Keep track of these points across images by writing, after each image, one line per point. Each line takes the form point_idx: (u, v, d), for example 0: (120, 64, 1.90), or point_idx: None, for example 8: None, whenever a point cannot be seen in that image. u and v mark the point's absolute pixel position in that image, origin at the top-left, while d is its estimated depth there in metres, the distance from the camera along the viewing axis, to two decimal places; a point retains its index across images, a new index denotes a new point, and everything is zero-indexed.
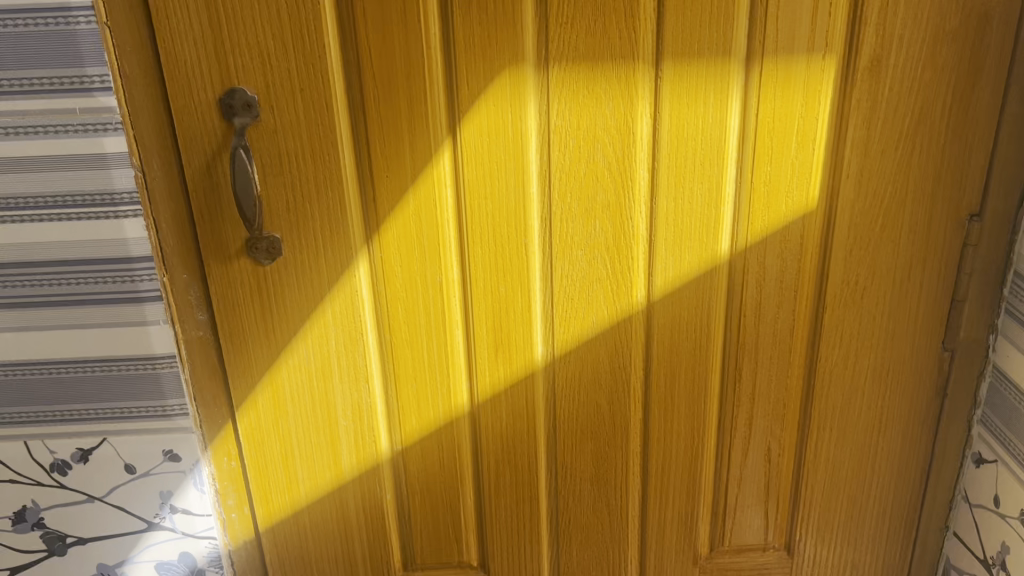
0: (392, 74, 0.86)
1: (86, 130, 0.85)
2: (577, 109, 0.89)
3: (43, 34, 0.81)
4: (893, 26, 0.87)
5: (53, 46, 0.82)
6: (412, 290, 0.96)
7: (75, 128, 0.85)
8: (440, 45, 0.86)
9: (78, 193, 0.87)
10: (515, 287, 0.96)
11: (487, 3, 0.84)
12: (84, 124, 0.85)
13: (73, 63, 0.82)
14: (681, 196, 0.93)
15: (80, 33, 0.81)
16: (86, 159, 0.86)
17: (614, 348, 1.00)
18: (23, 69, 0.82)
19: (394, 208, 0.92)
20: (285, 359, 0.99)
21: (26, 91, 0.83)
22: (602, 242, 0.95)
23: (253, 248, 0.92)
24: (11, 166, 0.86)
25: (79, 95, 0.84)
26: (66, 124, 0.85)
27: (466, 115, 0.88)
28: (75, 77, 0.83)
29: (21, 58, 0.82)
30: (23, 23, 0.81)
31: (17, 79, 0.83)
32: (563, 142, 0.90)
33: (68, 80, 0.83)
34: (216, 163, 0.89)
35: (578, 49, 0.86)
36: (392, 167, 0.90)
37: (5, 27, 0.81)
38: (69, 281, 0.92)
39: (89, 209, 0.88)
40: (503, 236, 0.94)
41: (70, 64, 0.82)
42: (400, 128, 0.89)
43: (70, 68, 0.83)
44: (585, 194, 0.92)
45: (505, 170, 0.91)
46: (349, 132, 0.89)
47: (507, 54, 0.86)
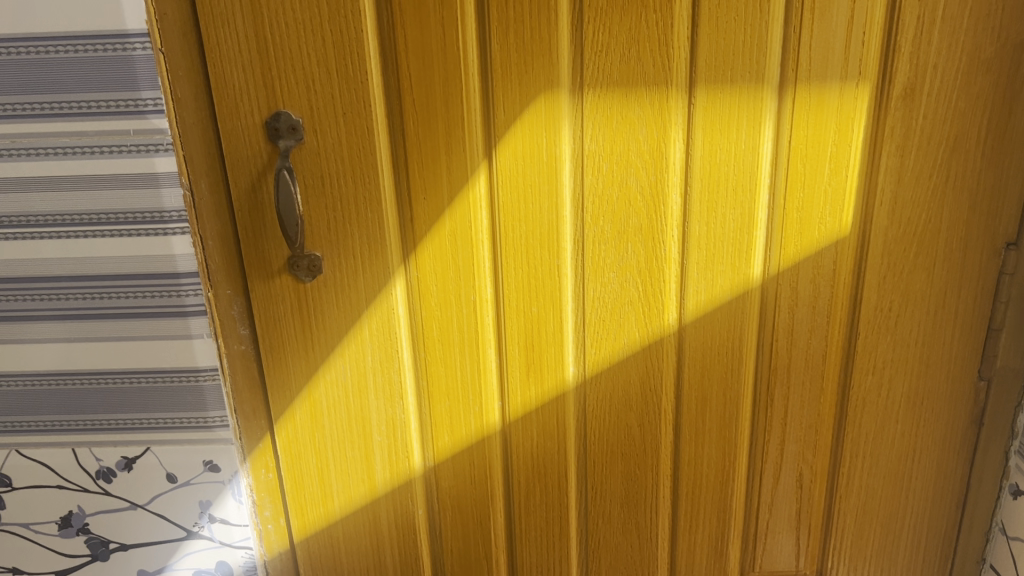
0: (431, 99, 0.89)
1: (140, 150, 0.89)
2: (610, 134, 0.90)
3: (100, 59, 0.85)
4: (927, 55, 0.87)
5: (109, 71, 0.85)
6: (446, 308, 0.99)
7: (129, 148, 0.88)
8: (479, 70, 0.88)
9: (130, 211, 0.91)
10: (547, 307, 0.98)
11: (525, 30, 0.86)
12: (137, 145, 0.88)
13: (128, 87, 0.86)
14: (713, 220, 0.94)
15: (136, 58, 0.85)
16: (138, 179, 0.90)
17: (645, 371, 1.01)
18: (81, 92, 0.86)
19: (431, 228, 0.95)
20: (322, 373, 1.02)
21: (83, 113, 0.87)
22: (634, 265, 0.96)
23: (294, 266, 0.95)
24: (68, 184, 0.90)
25: (132, 117, 0.87)
26: (120, 144, 0.88)
27: (501, 140, 0.91)
28: (130, 100, 0.87)
29: (79, 81, 0.86)
30: (82, 49, 0.84)
31: (75, 102, 0.87)
32: (597, 166, 0.92)
33: (124, 104, 0.87)
34: (261, 184, 0.92)
35: (613, 76, 0.88)
36: (430, 190, 0.93)
37: (66, 53, 0.85)
38: (120, 295, 0.95)
39: (140, 226, 0.92)
40: (537, 258, 0.96)
41: (125, 88, 0.86)
42: (437, 151, 0.91)
43: (125, 92, 0.86)
44: (618, 217, 0.94)
45: (540, 194, 0.93)
46: (388, 155, 0.92)
47: (543, 80, 0.88)
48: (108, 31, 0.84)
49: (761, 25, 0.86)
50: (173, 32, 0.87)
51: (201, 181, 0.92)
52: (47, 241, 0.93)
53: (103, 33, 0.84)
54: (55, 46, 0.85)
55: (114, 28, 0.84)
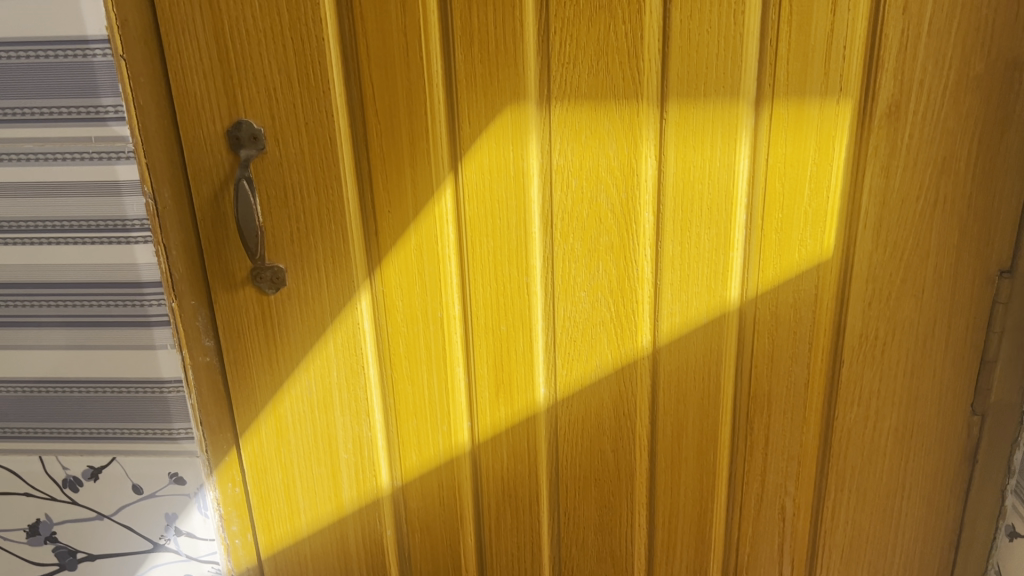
0: (394, 111, 0.87)
1: (101, 157, 0.87)
2: (579, 149, 0.87)
3: (61, 66, 0.84)
4: (913, 71, 0.83)
5: (69, 77, 0.84)
6: (413, 324, 0.96)
7: (90, 155, 0.87)
8: (443, 82, 0.86)
9: (92, 218, 0.90)
10: (516, 326, 0.95)
11: (488, 40, 0.83)
12: (99, 152, 0.87)
13: (89, 94, 0.85)
14: (687, 240, 0.90)
15: (96, 65, 0.84)
16: (100, 186, 0.88)
17: (619, 395, 0.98)
18: (42, 99, 0.85)
19: (396, 243, 0.93)
20: (288, 388, 1.00)
21: (44, 119, 0.86)
22: (605, 284, 0.92)
23: (256, 277, 0.93)
24: (30, 190, 0.89)
25: (93, 124, 0.86)
26: (82, 152, 0.87)
27: (467, 153, 0.88)
28: (91, 107, 0.85)
29: (39, 87, 0.85)
30: (43, 55, 0.84)
31: (36, 108, 0.86)
32: (565, 182, 0.88)
33: (85, 110, 0.86)
34: (224, 194, 0.91)
35: (580, 89, 0.85)
36: (394, 204, 0.91)
37: (26, 58, 0.84)
38: (84, 303, 0.94)
39: (102, 233, 0.91)
40: (505, 275, 0.93)
41: (86, 94, 0.85)
42: (401, 165, 0.89)
43: (86, 98, 0.85)
44: (588, 234, 0.90)
45: (507, 209, 0.90)
46: (352, 167, 0.90)
47: (508, 92, 0.85)
48: (67, 37, 0.83)
49: (735, 38, 0.82)
50: (133, 38, 0.85)
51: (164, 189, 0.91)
52: (10, 247, 0.92)
53: (62, 39, 0.83)
54: (14, 52, 0.84)
55: (73, 34, 0.82)
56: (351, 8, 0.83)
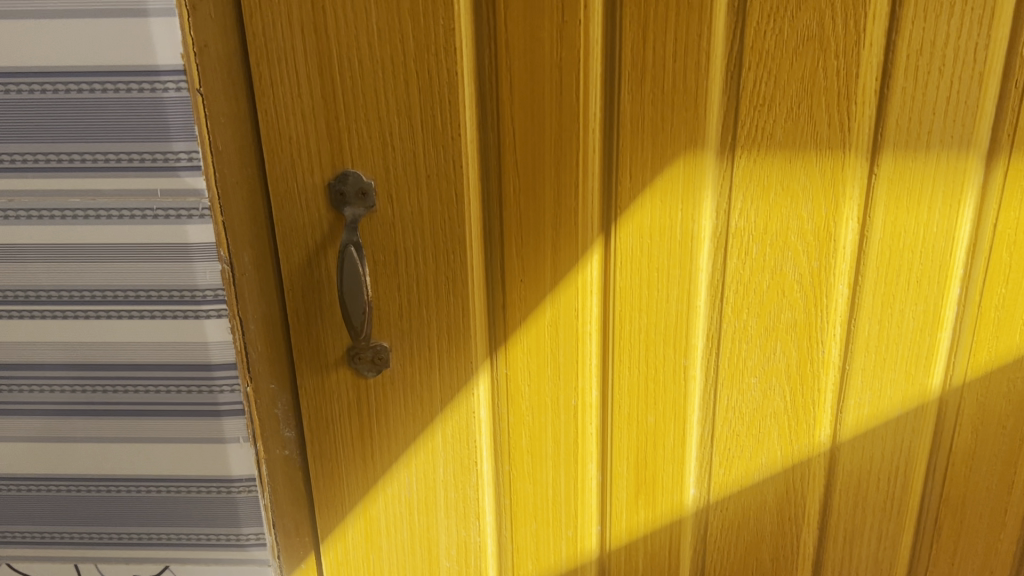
0: (539, 161, 0.70)
1: (168, 215, 0.70)
2: (765, 210, 0.70)
3: (123, 102, 0.66)
4: None
5: (133, 116, 0.67)
6: (541, 414, 0.79)
7: (155, 212, 0.70)
8: (601, 127, 0.69)
9: (155, 288, 0.73)
10: (668, 419, 0.78)
11: (665, 76, 0.66)
12: (166, 208, 0.70)
13: (157, 137, 0.67)
14: (888, 319, 0.74)
15: (168, 101, 0.66)
16: (167, 250, 0.71)
17: (784, 497, 0.81)
18: (97, 142, 0.68)
19: (527, 317, 0.76)
20: (382, 486, 0.83)
21: (98, 167, 0.69)
22: (782, 368, 0.76)
23: (356, 358, 0.76)
24: (78, 254, 0.72)
25: (161, 173, 0.69)
26: (146, 208, 0.70)
27: (624, 213, 0.71)
28: (159, 153, 0.68)
29: (94, 128, 0.67)
30: (100, 88, 0.66)
31: (89, 153, 0.68)
32: (744, 248, 0.72)
33: (151, 157, 0.68)
34: (319, 259, 0.74)
35: (774, 136, 0.68)
36: (528, 272, 0.74)
37: (79, 92, 0.66)
38: (140, 387, 0.77)
39: (166, 306, 0.73)
40: (658, 358, 0.76)
41: (153, 137, 0.67)
42: (542, 226, 0.72)
43: (153, 143, 0.67)
44: (767, 311, 0.74)
45: (669, 279, 0.73)
46: (479, 227, 0.73)
47: (683, 140, 0.68)
48: (132, 67, 0.65)
49: (974, 77, 0.66)
50: (215, 68, 0.68)
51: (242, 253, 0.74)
52: (50, 321, 0.75)
53: (125, 69, 0.65)
54: (64, 84, 0.66)
55: (140, 63, 0.65)
56: (494, 35, 0.66)
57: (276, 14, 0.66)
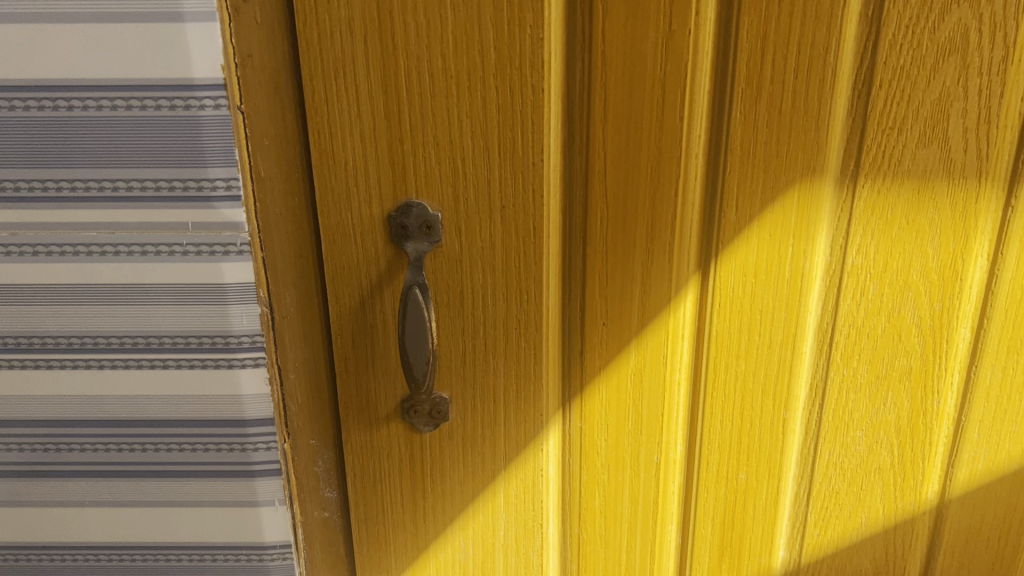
0: (632, 191, 0.61)
1: (201, 252, 0.61)
2: (887, 246, 0.62)
3: (152, 121, 0.57)
4: None
5: (163, 138, 0.58)
6: (618, 471, 0.70)
7: (185, 249, 0.61)
8: (705, 152, 0.60)
9: (183, 334, 0.64)
10: (761, 476, 0.70)
11: (784, 96, 0.58)
12: (199, 244, 0.61)
13: (191, 164, 0.58)
14: (1012, 366, 0.66)
15: (204, 121, 0.57)
16: (198, 291, 0.62)
17: (883, 558, 0.74)
18: (120, 168, 0.59)
19: (608, 364, 0.67)
20: (435, 551, 0.73)
21: (121, 197, 0.60)
22: (892, 421, 0.68)
23: (411, 412, 0.67)
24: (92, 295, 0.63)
25: (194, 204, 0.60)
26: (175, 243, 0.61)
27: (726, 249, 0.62)
28: (191, 181, 0.59)
29: (118, 152, 0.59)
30: (126, 104, 0.57)
31: (110, 181, 0.59)
32: (860, 288, 0.64)
33: (183, 185, 0.59)
34: (374, 302, 0.64)
35: (903, 163, 0.60)
36: (612, 314, 0.65)
37: (101, 110, 0.57)
38: (158, 443, 0.68)
39: (192, 354, 0.65)
40: (753, 410, 0.68)
41: (187, 164, 0.59)
42: (631, 264, 0.63)
43: (186, 169, 0.59)
44: (880, 358, 0.66)
45: (772, 323, 0.65)
46: (558, 264, 0.64)
47: (799, 168, 0.60)
48: (165, 83, 0.56)
49: None
50: (258, 84, 0.59)
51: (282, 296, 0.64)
52: (59, 371, 0.66)
53: (158, 86, 0.56)
54: (84, 100, 0.57)
55: (175, 77, 0.56)
56: (588, 45, 0.57)
57: (335, 19, 0.56)
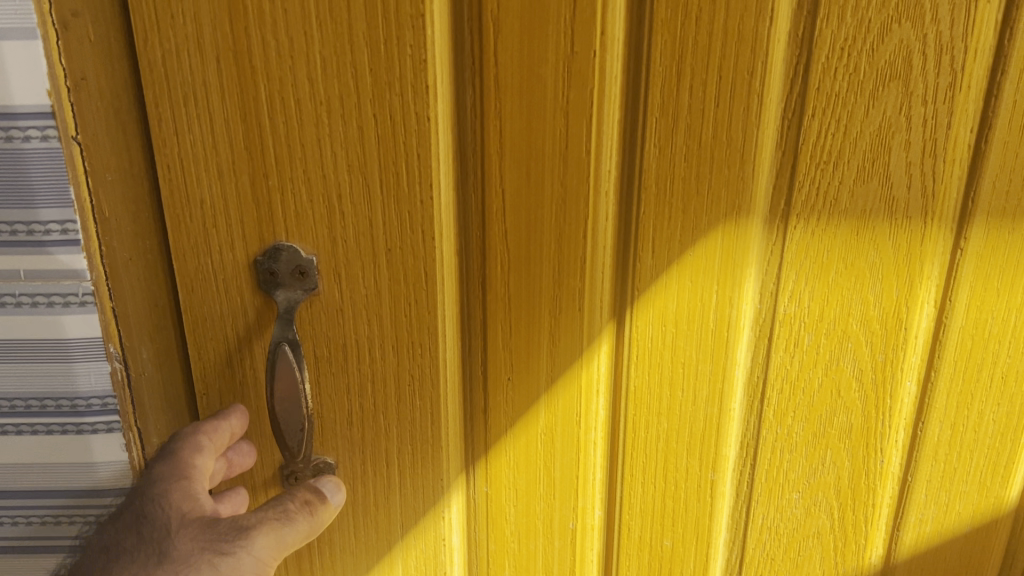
0: (535, 232, 0.53)
1: (36, 303, 0.53)
2: (822, 293, 0.55)
3: None
4: None
5: None
6: (530, 539, 0.63)
7: (18, 300, 0.53)
8: (617, 189, 0.53)
9: (23, 396, 0.56)
10: (687, 542, 0.63)
11: (704, 126, 0.51)
12: (32, 295, 0.53)
13: (18, 203, 0.50)
14: (962, 422, 0.60)
15: (29, 154, 0.49)
16: (37, 346, 0.54)
17: None
18: None
19: (514, 423, 0.59)
20: None
21: None
22: (831, 483, 0.61)
23: (291, 479, 0.59)
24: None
25: (24, 249, 0.51)
26: (6, 293, 0.53)
27: (642, 296, 0.55)
28: (19, 224, 0.51)
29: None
30: None
31: None
32: (794, 339, 0.57)
33: (9, 229, 0.51)
34: (243, 356, 0.56)
35: (839, 202, 0.53)
36: (517, 368, 0.57)
37: None
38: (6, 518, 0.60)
39: (37, 419, 0.57)
40: (678, 471, 0.61)
41: (13, 203, 0.50)
42: (537, 313, 0.56)
43: (11, 210, 0.50)
44: (817, 415, 0.59)
45: (696, 378, 0.58)
46: (454, 313, 0.56)
47: (723, 207, 0.53)
48: None
49: None
50: (94, 110, 0.49)
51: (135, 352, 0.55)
52: None
53: None
54: None
55: None
56: (479, 67, 0.50)
57: (180, 36, 0.48)
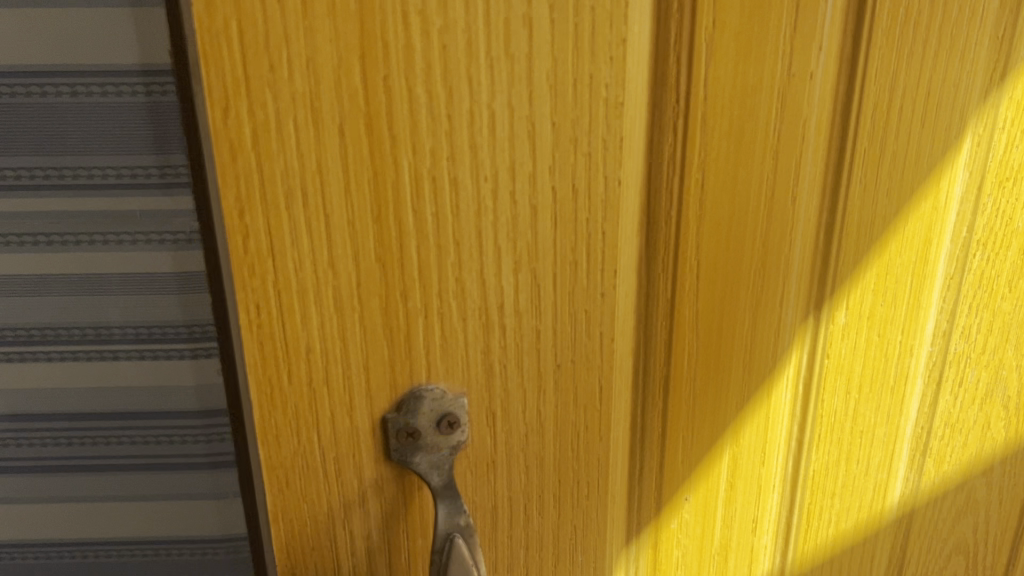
0: (733, 303, 0.41)
1: (161, 241, 0.50)
2: (989, 323, 0.50)
3: (97, 104, 0.47)
4: None
5: (104, 124, 0.47)
6: None
7: (142, 238, 0.50)
8: (817, 238, 0.42)
9: (142, 324, 0.52)
10: None
11: (904, 150, 0.42)
12: (155, 234, 0.50)
13: (144, 151, 0.48)
14: None
15: (154, 107, 0.47)
16: (153, 285, 0.51)
17: None
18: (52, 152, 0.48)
19: (684, 553, 0.47)
20: None
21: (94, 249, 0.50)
22: (973, 523, 0.56)
23: None
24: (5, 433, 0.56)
25: (144, 193, 0.49)
26: (124, 231, 0.50)
27: (831, 359, 0.46)
28: (142, 170, 0.48)
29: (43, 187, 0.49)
30: (61, 88, 0.46)
31: (49, 168, 0.48)
32: (961, 377, 0.51)
33: (130, 173, 0.48)
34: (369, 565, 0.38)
35: (1008, 218, 0.47)
36: (695, 483, 0.45)
37: (32, 96, 0.46)
38: (117, 527, 0.59)
39: (153, 348, 0.53)
40: (843, 554, 0.52)
41: (136, 150, 0.48)
42: (725, 409, 0.43)
43: (132, 155, 0.48)
44: (968, 454, 0.53)
45: (872, 445, 0.49)
46: (626, 436, 0.42)
47: (916, 237, 0.45)
48: None
49: None
50: None
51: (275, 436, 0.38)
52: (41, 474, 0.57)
53: None
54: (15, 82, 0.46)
55: None
56: (684, 103, 0.37)
57: (283, 98, 0.29)
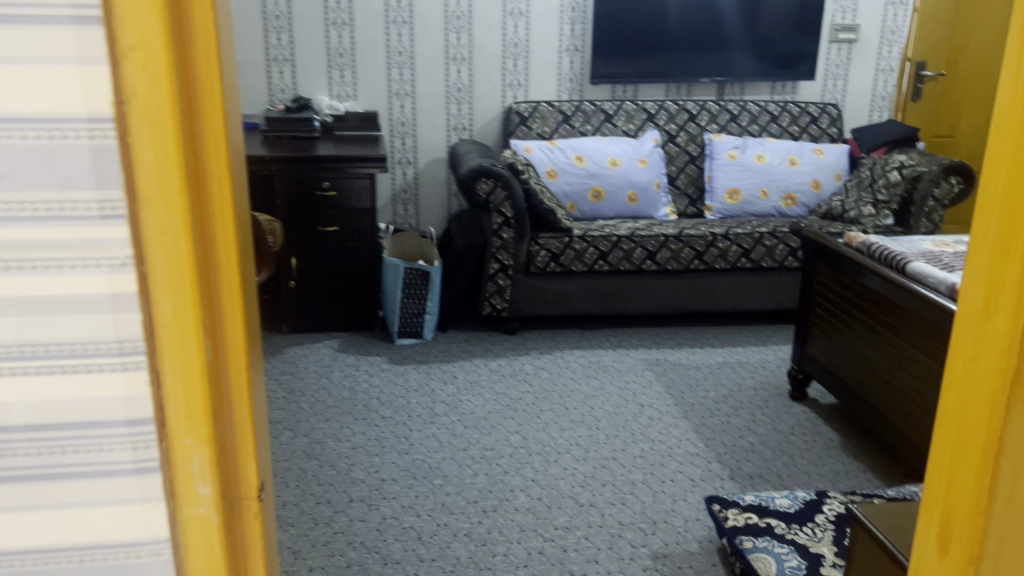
0: None
1: (85, 265, 0.60)
2: None
3: (33, 150, 0.58)
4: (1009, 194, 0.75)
5: (38, 166, 0.59)
6: None
7: (65, 263, 0.60)
8: None
9: (59, 342, 0.61)
10: None
11: None
12: (80, 259, 0.60)
13: (60, 185, 0.59)
14: None
15: (70, 150, 0.58)
16: (71, 305, 0.61)
17: None
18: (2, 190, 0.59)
19: None
20: None
21: (25, 276, 0.60)
22: None
23: None
24: None
25: (66, 222, 0.59)
26: (49, 257, 0.60)
27: None
28: (65, 203, 0.59)
29: None
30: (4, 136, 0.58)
31: None
32: None
33: (53, 206, 0.59)
34: None
35: None
36: None
37: None
38: (37, 538, 0.66)
39: (72, 361, 0.62)
40: None
41: (53, 186, 0.59)
42: None
43: (54, 190, 0.59)
44: None
45: None
46: None
47: None
48: None
49: None
50: None
51: (198, 313, 0.63)
52: None
53: None
54: None
55: None
56: None
57: None
